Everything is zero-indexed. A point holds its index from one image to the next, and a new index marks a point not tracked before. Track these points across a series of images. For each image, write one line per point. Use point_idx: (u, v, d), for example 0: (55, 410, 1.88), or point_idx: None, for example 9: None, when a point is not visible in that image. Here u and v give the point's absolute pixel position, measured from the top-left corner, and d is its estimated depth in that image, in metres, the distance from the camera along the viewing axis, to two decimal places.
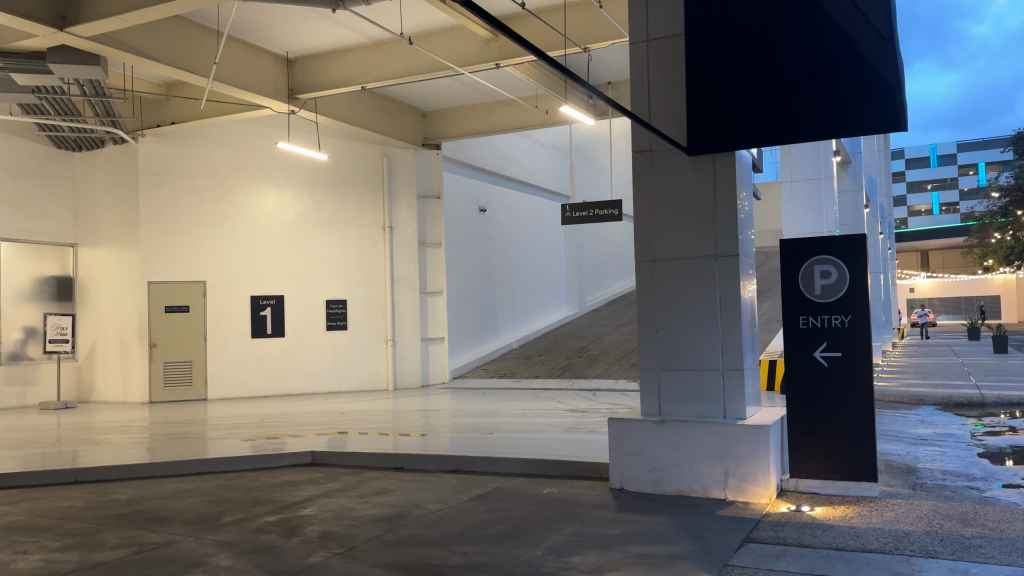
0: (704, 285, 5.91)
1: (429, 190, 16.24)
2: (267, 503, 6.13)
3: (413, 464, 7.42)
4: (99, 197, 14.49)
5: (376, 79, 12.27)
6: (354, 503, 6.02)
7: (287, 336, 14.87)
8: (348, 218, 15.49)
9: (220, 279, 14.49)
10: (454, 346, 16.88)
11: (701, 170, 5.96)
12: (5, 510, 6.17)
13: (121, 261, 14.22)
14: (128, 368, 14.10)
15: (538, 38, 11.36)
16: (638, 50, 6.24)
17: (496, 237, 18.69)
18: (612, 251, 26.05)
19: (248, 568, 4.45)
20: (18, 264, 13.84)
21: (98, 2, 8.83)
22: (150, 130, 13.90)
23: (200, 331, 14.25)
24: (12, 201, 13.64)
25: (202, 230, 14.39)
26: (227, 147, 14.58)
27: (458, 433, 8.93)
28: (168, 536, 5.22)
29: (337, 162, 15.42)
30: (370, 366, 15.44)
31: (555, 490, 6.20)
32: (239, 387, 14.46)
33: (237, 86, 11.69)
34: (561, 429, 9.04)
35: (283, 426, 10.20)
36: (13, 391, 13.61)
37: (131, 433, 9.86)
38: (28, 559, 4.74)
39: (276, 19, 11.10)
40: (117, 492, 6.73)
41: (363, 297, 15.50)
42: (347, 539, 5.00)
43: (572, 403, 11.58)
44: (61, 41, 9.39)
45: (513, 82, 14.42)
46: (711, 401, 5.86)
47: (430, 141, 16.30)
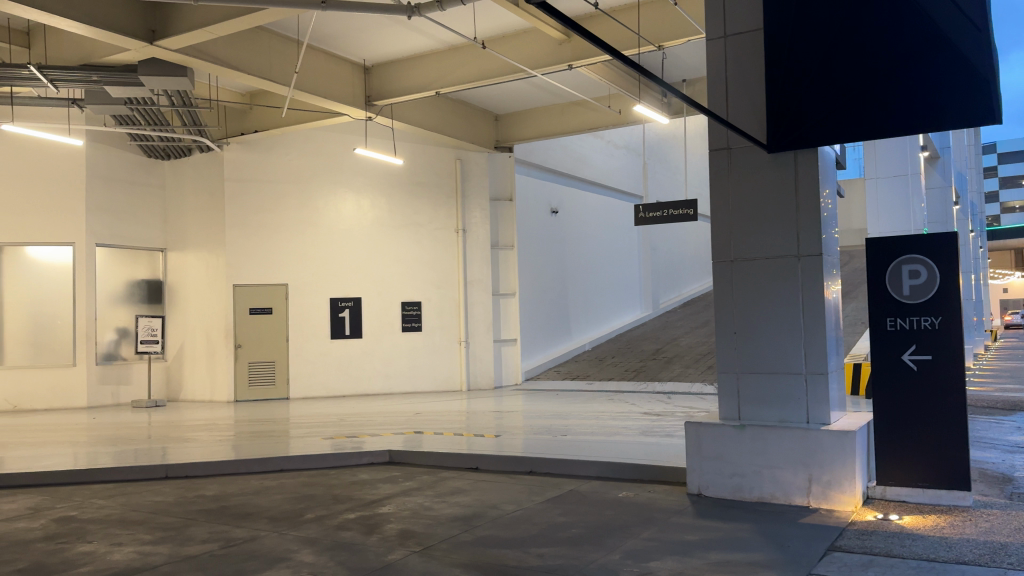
0: (787, 286, 5.74)
1: (502, 193, 16.26)
2: (348, 501, 6.25)
3: (488, 465, 7.44)
4: (187, 205, 15.11)
5: (450, 84, 12.39)
6: (431, 502, 6.09)
7: (364, 338, 15.14)
8: (423, 221, 15.68)
9: (301, 282, 14.90)
10: (528, 347, 16.85)
11: (783, 167, 5.81)
12: (101, 503, 6.46)
13: (208, 265, 14.77)
14: (214, 368, 14.64)
15: (613, 38, 11.28)
16: (715, 46, 6.13)
17: (569, 239, 18.61)
18: (687, 251, 25.64)
19: (330, 565, 4.53)
20: (112, 269, 14.60)
21: (186, 15, 9.19)
22: (234, 138, 14.51)
23: (282, 333, 14.70)
24: (104, 208, 14.37)
25: (283, 235, 14.84)
26: (307, 154, 15.00)
27: (532, 434, 8.92)
28: (254, 531, 5.37)
29: (412, 166, 15.62)
30: (444, 367, 15.58)
31: (631, 494, 6.12)
32: (318, 387, 14.83)
33: (316, 93, 11.98)
34: (636, 431, 8.92)
35: (363, 426, 10.35)
36: (107, 390, 14.32)
37: (218, 431, 10.20)
38: (123, 551, 4.95)
39: (353, 27, 11.32)
40: (205, 488, 6.97)
41: (437, 299, 15.65)
42: (425, 538, 5.05)
43: (647, 407, 11.40)
44: (151, 54, 9.79)
45: (587, 82, 14.32)
46: (794, 406, 5.70)
47: (503, 144, 16.27)
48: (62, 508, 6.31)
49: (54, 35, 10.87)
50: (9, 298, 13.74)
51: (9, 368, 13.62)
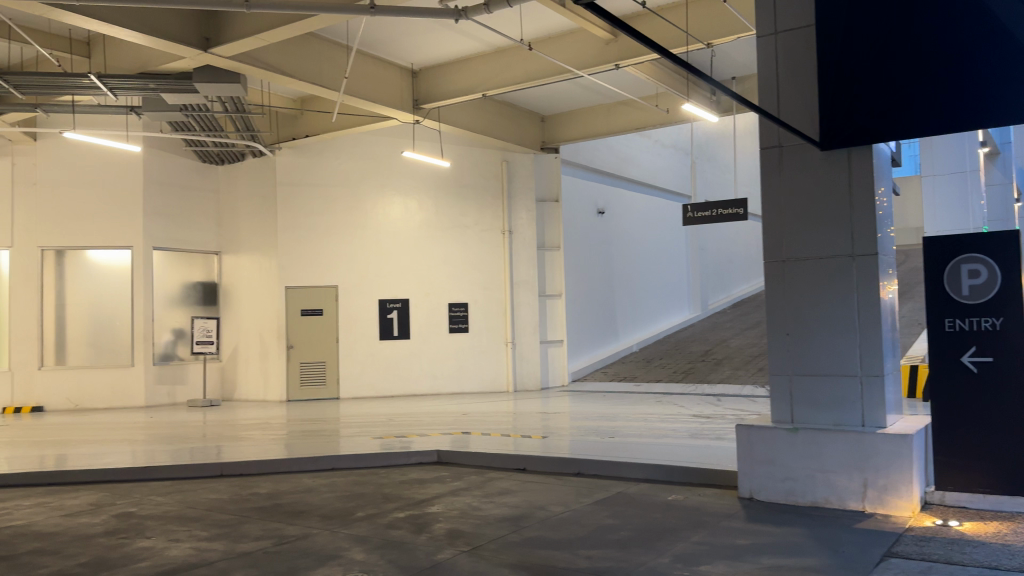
0: (841, 286, 5.63)
1: (548, 194, 16.20)
2: (397, 499, 6.32)
3: (535, 467, 7.43)
4: (241, 209, 15.47)
5: (497, 86, 12.43)
6: (479, 503, 6.11)
7: (412, 339, 15.28)
8: (469, 223, 15.72)
9: (350, 283, 15.12)
10: (575, 348, 16.69)
11: (836, 166, 5.70)
12: (159, 500, 6.64)
13: (261, 267, 15.14)
14: (268, 368, 14.99)
15: (661, 37, 11.18)
16: (765, 43, 6.03)
17: (616, 239, 18.48)
18: (736, 252, 25.25)
19: (381, 563, 4.58)
20: (169, 271, 15.00)
21: (239, 23, 9.40)
22: (286, 143, 14.82)
23: (332, 334, 14.94)
24: (161, 211, 14.77)
25: (333, 238, 15.11)
26: (356, 158, 15.24)
27: (579, 436, 8.89)
28: (305, 529, 5.46)
29: (458, 168, 15.69)
30: (491, 369, 15.57)
31: (681, 497, 6.06)
32: (367, 387, 15.02)
33: (365, 97, 12.12)
34: (685, 434, 8.83)
35: (411, 426, 10.46)
36: (164, 390, 14.71)
37: (270, 430, 10.37)
38: (180, 547, 5.07)
39: (401, 32, 11.44)
40: (258, 486, 7.11)
41: (484, 301, 15.66)
42: (474, 538, 5.08)
43: (696, 409, 11.26)
44: (205, 61, 10.03)
45: (634, 82, 14.22)
46: (848, 408, 5.58)
47: (549, 145, 16.19)
48: (122, 504, 6.50)
49: (113, 45, 11.19)
50: (70, 300, 14.21)
51: (71, 368, 14.10)
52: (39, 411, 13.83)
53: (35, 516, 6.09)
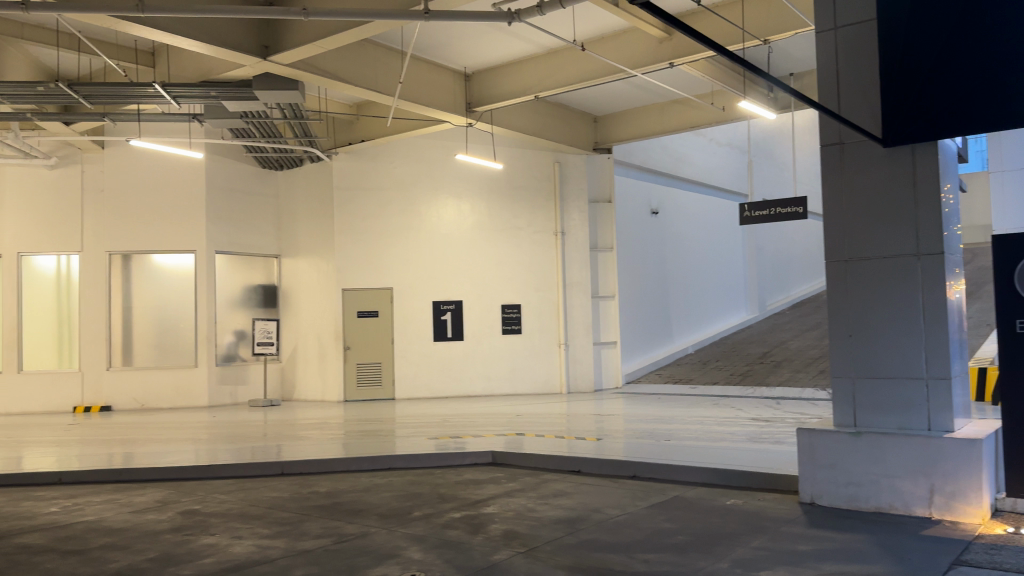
0: (906, 287, 5.48)
1: (601, 194, 16.08)
2: (453, 500, 6.36)
3: (590, 469, 7.41)
4: (300, 213, 15.82)
5: (549, 87, 12.43)
6: (534, 504, 6.12)
7: (466, 341, 15.39)
8: (522, 225, 15.75)
9: (404, 285, 15.33)
10: (629, 349, 16.50)
11: (899, 163, 5.56)
12: (223, 497, 6.82)
13: (319, 270, 15.46)
14: (326, 369, 15.29)
15: (716, 34, 11.04)
16: (825, 39, 5.91)
17: (671, 240, 18.28)
18: (795, 251, 24.74)
19: (439, 563, 4.62)
20: (231, 274, 15.41)
21: (297, 31, 9.59)
22: (342, 148, 15.10)
23: (388, 335, 15.18)
24: (223, 216, 15.18)
25: (388, 241, 15.34)
26: (411, 162, 15.46)
27: (634, 438, 8.85)
28: (364, 528, 5.54)
29: (511, 170, 15.73)
30: (544, 370, 15.53)
31: (739, 502, 5.97)
32: (423, 388, 15.19)
33: (419, 101, 12.25)
34: (743, 438, 8.70)
35: (466, 427, 10.55)
36: (227, 390, 15.09)
37: (328, 430, 10.56)
38: (243, 544, 5.20)
39: (454, 36, 11.53)
40: (317, 485, 7.24)
41: (537, 302, 15.65)
42: (530, 539, 5.09)
43: (754, 412, 11.08)
44: (264, 69, 10.27)
45: (688, 80, 14.03)
46: (914, 412, 5.43)
47: (602, 145, 16.09)
48: (188, 501, 6.69)
49: (177, 54, 11.53)
50: (137, 303, 14.71)
51: (137, 369, 14.58)
52: (107, 410, 14.33)
53: (106, 512, 6.32)
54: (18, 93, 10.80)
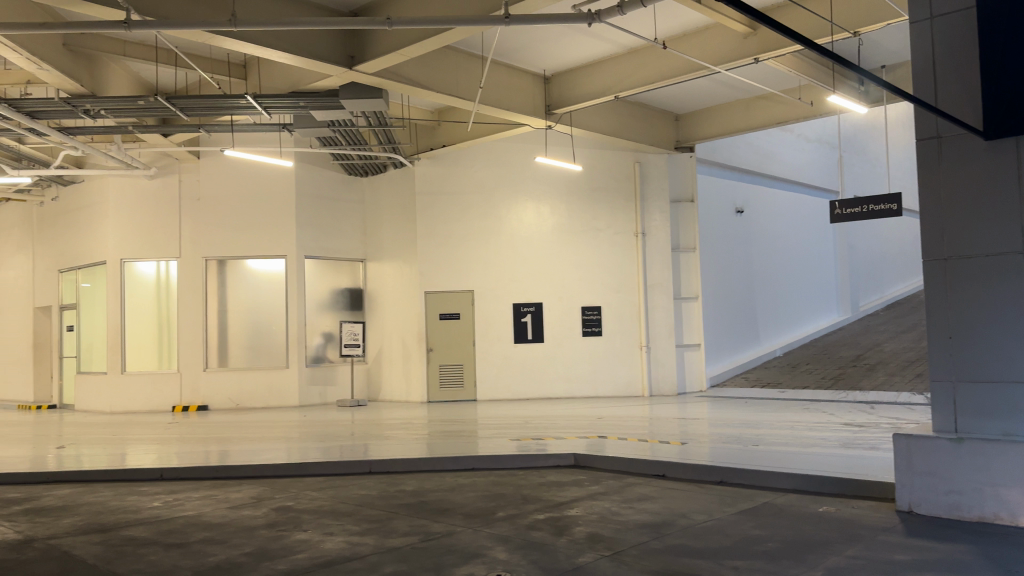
0: (1011, 286, 5.21)
1: (683, 194, 15.82)
2: (537, 501, 6.39)
3: (675, 473, 7.31)
4: (384, 217, 16.21)
5: (629, 87, 12.34)
6: (619, 508, 6.09)
7: (546, 343, 15.40)
8: (601, 226, 15.64)
9: (485, 288, 15.50)
10: (713, 352, 16.14)
11: (1003, 157, 5.29)
12: (314, 494, 7.04)
13: (403, 273, 15.78)
14: (409, 370, 15.62)
15: (802, 27, 10.74)
16: (920, 29, 5.68)
17: (757, 239, 17.83)
18: (889, 249, 23.77)
19: (524, 563, 4.66)
20: (320, 278, 15.90)
21: (381, 40, 9.83)
22: (425, 153, 15.46)
23: (469, 337, 15.39)
24: (311, 222, 15.67)
25: (470, 244, 15.54)
26: (491, 165, 15.61)
27: (721, 443, 8.68)
28: (450, 527, 5.63)
29: (591, 171, 15.66)
30: (625, 372, 15.37)
31: (832, 509, 5.80)
32: (504, 389, 15.30)
33: (499, 104, 12.36)
34: (836, 443, 8.41)
35: (548, 429, 10.56)
36: (316, 390, 15.54)
37: (412, 430, 10.75)
38: (334, 540, 5.36)
39: (534, 39, 11.57)
40: (403, 484, 7.38)
41: (618, 304, 15.51)
42: (615, 543, 5.07)
43: (848, 417, 10.70)
44: (350, 78, 10.55)
45: (774, 75, 13.68)
46: (1021, 418, 5.15)
47: (684, 144, 15.84)
48: (281, 498, 6.94)
49: (267, 66, 11.96)
50: (232, 307, 15.32)
51: (232, 369, 15.19)
52: (204, 409, 14.96)
53: (205, 507, 6.62)
54: (122, 108, 11.39)
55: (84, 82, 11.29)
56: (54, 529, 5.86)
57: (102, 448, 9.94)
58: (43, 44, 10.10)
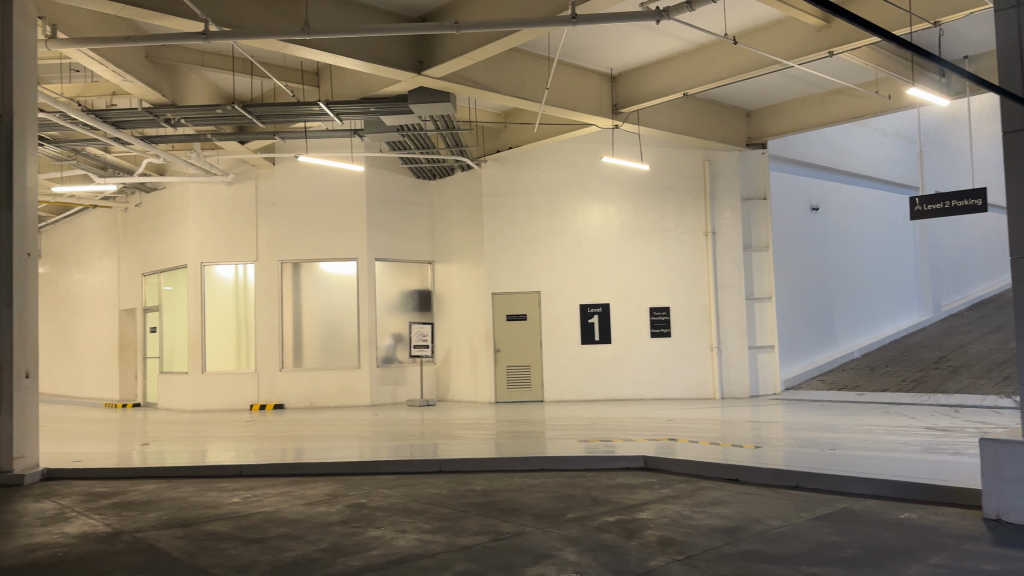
0: None
1: (755, 192, 15.45)
2: (607, 503, 6.36)
3: (748, 477, 7.17)
4: (453, 220, 16.42)
5: (697, 84, 12.17)
6: (690, 511, 6.01)
7: (614, 344, 15.30)
8: (670, 226, 15.45)
9: (552, 289, 15.53)
10: (787, 354, 15.74)
11: None
12: (386, 492, 7.16)
13: (471, 275, 15.97)
14: (477, 370, 15.80)
15: (879, 19, 10.39)
16: (1005, 18, 5.47)
17: (833, 237, 17.33)
18: (974, 246, 22.78)
19: (594, 565, 4.65)
20: (390, 280, 16.18)
21: (449, 44, 9.94)
22: (492, 155, 15.58)
23: (537, 338, 15.47)
24: (381, 224, 15.97)
25: (537, 245, 15.60)
26: (559, 166, 15.63)
27: (795, 447, 8.48)
28: (520, 527, 5.65)
29: (659, 170, 15.48)
30: (696, 375, 15.11)
31: (914, 516, 5.60)
32: (571, 390, 15.29)
33: (565, 105, 12.35)
34: (918, 448, 8.12)
35: (616, 430, 10.51)
36: (387, 389, 15.82)
37: (480, 430, 10.84)
38: (406, 538, 5.45)
39: (600, 39, 11.52)
40: (473, 483, 7.44)
41: (687, 305, 15.27)
42: (687, 547, 5.01)
43: (930, 421, 10.32)
44: (419, 83, 10.71)
45: (849, 68, 13.28)
46: None
47: (756, 140, 15.51)
48: (354, 495, 7.09)
49: (338, 73, 12.24)
50: (306, 308, 15.71)
51: (306, 369, 15.59)
52: (280, 408, 15.39)
53: (282, 503, 6.81)
54: (201, 117, 11.82)
55: (165, 92, 11.81)
56: (140, 522, 6.12)
57: (184, 445, 10.34)
58: (127, 56, 10.54)
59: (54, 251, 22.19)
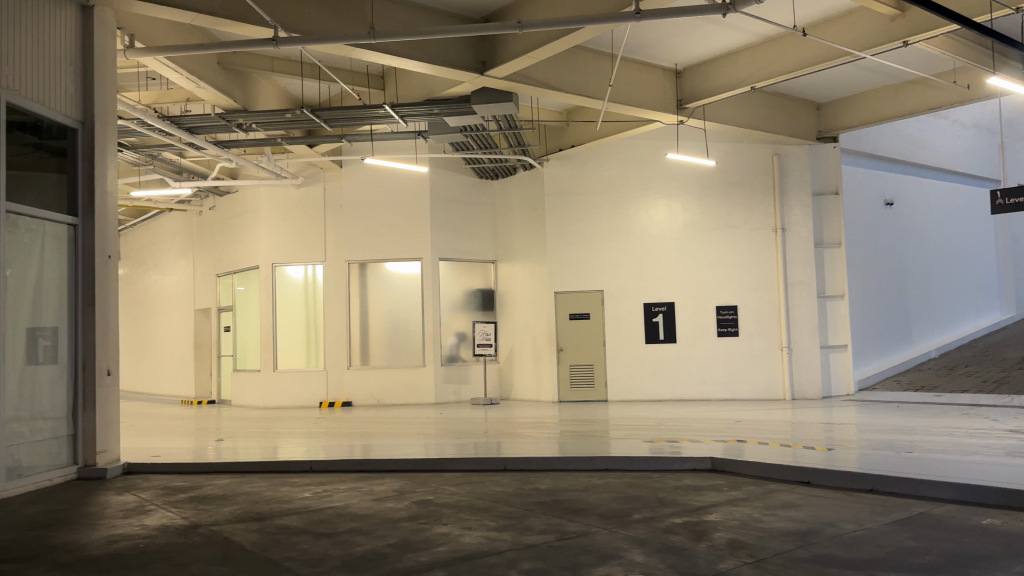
0: None
1: (826, 187, 15.06)
2: (674, 504, 6.28)
3: (820, 480, 6.99)
4: (515, 220, 16.49)
5: (765, 78, 11.90)
6: (760, 514, 5.90)
7: (679, 343, 15.10)
8: (737, 222, 15.09)
9: (616, 288, 15.43)
10: (860, 354, 15.29)
11: None
12: (452, 489, 7.22)
13: (535, 274, 16.00)
14: (540, 369, 15.84)
15: (957, 4, 9.98)
16: None
17: (908, 232, 16.73)
18: None
19: (662, 567, 4.60)
20: (454, 280, 16.34)
21: (512, 44, 9.97)
22: (555, 154, 15.62)
23: (600, 337, 15.42)
24: (446, 225, 16.13)
25: (600, 243, 15.54)
26: (622, 163, 15.53)
27: (869, 449, 8.22)
28: (586, 526, 5.63)
29: (726, 166, 15.17)
30: (764, 375, 14.76)
31: (998, 522, 5.36)
32: (635, 390, 15.17)
33: (629, 102, 12.25)
34: (1001, 451, 7.77)
35: (682, 430, 10.38)
36: (452, 388, 15.96)
37: (544, 428, 10.84)
38: (473, 535, 5.48)
39: (665, 33, 11.38)
40: (538, 482, 7.45)
41: (756, 303, 14.90)
42: (757, 550, 4.91)
43: (1013, 423, 9.88)
44: (482, 83, 10.77)
45: (925, 57, 12.80)
46: None
47: (827, 133, 15.09)
48: (421, 491, 7.16)
49: (403, 75, 12.38)
50: (371, 308, 15.97)
51: (373, 367, 15.84)
52: (348, 405, 15.70)
53: (351, 499, 6.93)
54: (271, 121, 12.12)
55: (238, 98, 12.15)
56: (216, 516, 6.31)
57: (256, 440, 10.62)
58: (201, 64, 10.89)
59: (133, 253, 23.07)
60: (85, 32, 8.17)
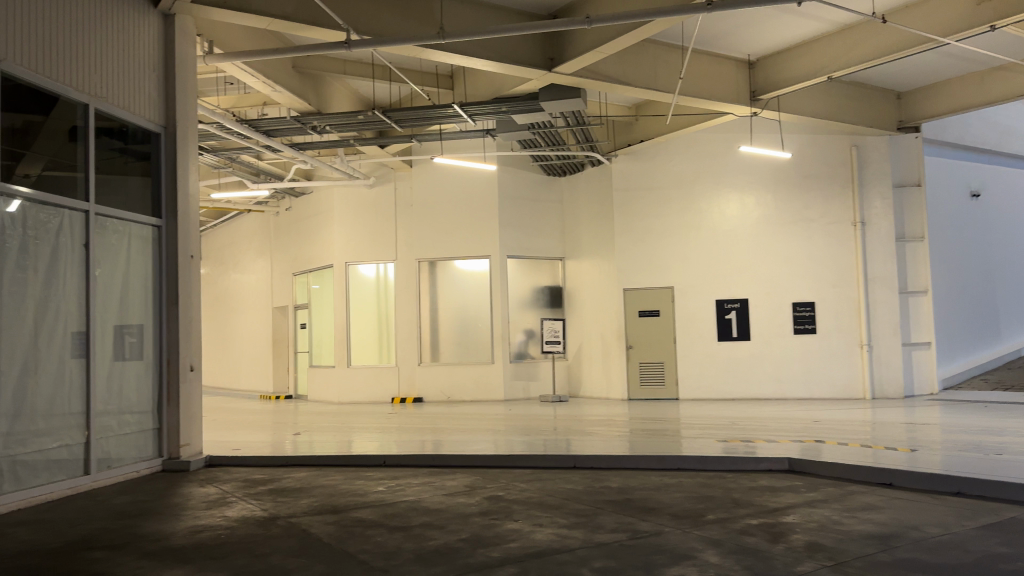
0: None
1: (908, 178, 14.53)
2: (749, 505, 6.15)
3: (903, 482, 6.74)
4: (584, 216, 16.45)
5: (842, 67, 11.55)
6: (840, 516, 5.72)
7: (753, 341, 14.77)
8: (814, 217, 14.57)
9: (687, 284, 15.22)
10: (944, 352, 14.70)
11: None
12: (523, 486, 7.23)
13: (604, 271, 15.96)
14: (610, 366, 15.80)
15: None
16: None
17: (997, 225, 15.98)
18: None
19: (737, 568, 4.51)
20: (522, 277, 16.39)
21: (579, 41, 9.90)
22: (623, 150, 15.62)
23: (671, 335, 15.27)
24: (514, 222, 16.19)
25: (670, 239, 15.37)
26: (692, 158, 15.30)
27: (955, 451, 7.89)
28: (658, 526, 5.57)
29: (802, 157, 14.66)
30: (844, 373, 14.25)
31: None
32: (707, 388, 14.95)
33: (700, 95, 12.03)
34: None
35: (756, 430, 10.18)
36: (520, 385, 16.01)
37: (614, 426, 10.81)
38: (544, 532, 5.48)
39: (737, 24, 11.14)
40: (609, 480, 7.40)
41: (834, 299, 14.40)
42: (837, 553, 4.77)
43: None
44: (551, 80, 10.74)
45: (1015, 42, 12.20)
46: None
47: (908, 123, 14.54)
48: (491, 487, 7.21)
49: (472, 74, 12.45)
50: (441, 305, 16.16)
51: (443, 364, 16.01)
52: (419, 401, 15.92)
53: (423, 493, 7.02)
54: (344, 122, 12.35)
55: (312, 100, 12.42)
56: (294, 508, 6.48)
57: (331, 435, 10.87)
58: (277, 67, 11.16)
59: (213, 252, 23.87)
60: (166, 39, 8.49)
